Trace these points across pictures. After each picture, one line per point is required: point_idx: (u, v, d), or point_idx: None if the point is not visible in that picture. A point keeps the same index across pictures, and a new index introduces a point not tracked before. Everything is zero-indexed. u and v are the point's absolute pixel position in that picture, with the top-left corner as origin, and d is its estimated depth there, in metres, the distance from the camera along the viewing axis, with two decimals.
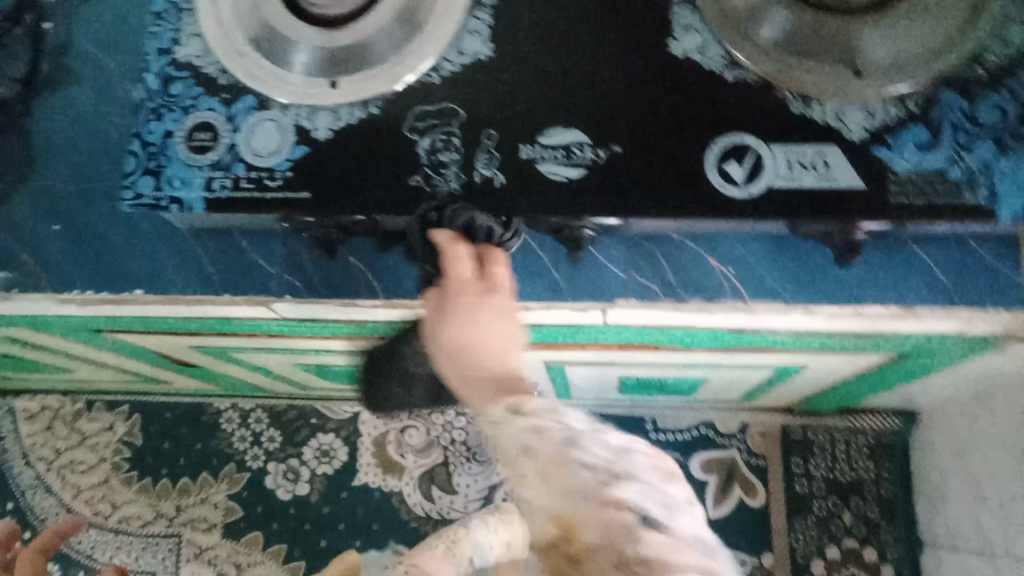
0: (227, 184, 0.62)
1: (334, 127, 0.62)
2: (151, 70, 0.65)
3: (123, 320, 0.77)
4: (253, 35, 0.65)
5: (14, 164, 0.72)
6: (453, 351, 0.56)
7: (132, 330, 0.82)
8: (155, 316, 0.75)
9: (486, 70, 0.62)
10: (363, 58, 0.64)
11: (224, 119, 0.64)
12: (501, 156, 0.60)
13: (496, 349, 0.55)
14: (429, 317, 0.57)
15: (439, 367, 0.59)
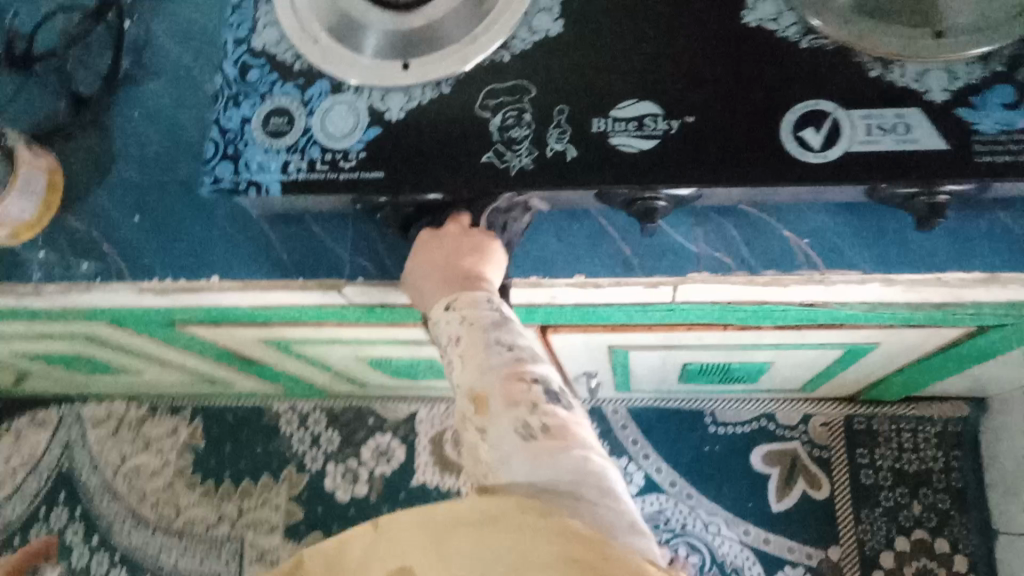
0: (302, 166, 0.63)
1: (407, 108, 0.63)
2: (229, 61, 0.67)
3: (198, 310, 0.79)
4: (330, 25, 0.67)
5: (97, 159, 0.74)
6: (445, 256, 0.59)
7: (205, 322, 0.83)
8: (228, 305, 0.77)
9: (556, 48, 0.63)
10: (435, 42, 0.65)
11: (299, 104, 0.65)
12: (573, 129, 0.60)
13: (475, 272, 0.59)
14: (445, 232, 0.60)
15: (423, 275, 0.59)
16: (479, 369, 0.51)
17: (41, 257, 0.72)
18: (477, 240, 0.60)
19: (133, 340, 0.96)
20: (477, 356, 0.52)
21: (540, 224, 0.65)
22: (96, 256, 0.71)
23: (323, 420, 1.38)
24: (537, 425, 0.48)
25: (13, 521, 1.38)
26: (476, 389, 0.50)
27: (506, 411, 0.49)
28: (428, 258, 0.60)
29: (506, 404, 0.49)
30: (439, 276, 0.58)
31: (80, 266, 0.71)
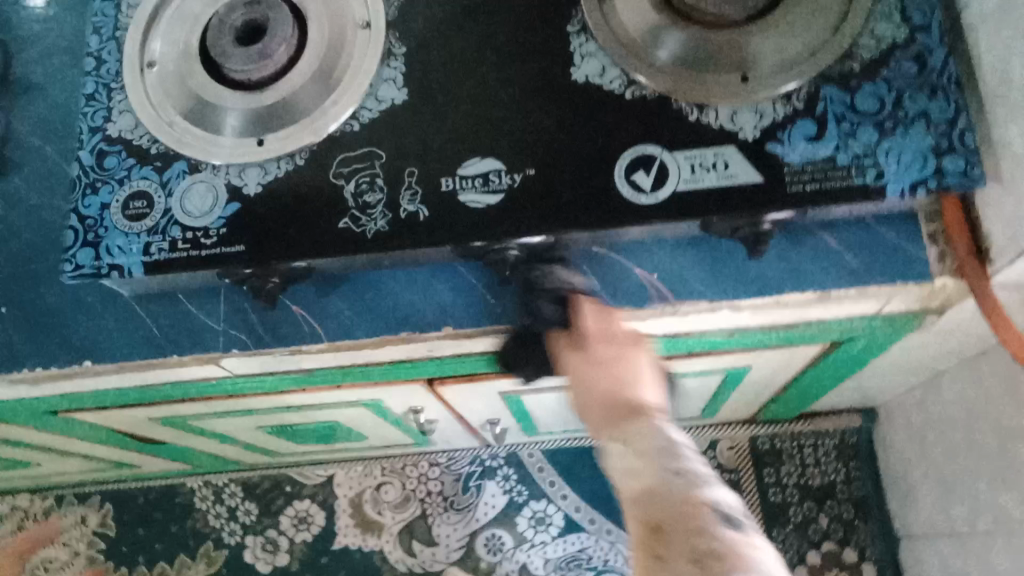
0: (163, 247, 0.64)
1: (264, 181, 0.65)
2: (86, 149, 0.68)
3: (78, 397, 0.79)
4: (180, 105, 0.69)
5: None
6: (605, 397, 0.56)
7: (89, 407, 0.83)
8: (107, 388, 0.76)
9: (404, 113, 0.66)
10: (285, 116, 0.67)
11: (157, 186, 0.66)
12: (424, 191, 0.63)
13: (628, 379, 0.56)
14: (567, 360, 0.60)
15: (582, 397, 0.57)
16: (645, 454, 0.49)
17: None
18: (610, 352, 0.58)
19: (22, 433, 0.94)
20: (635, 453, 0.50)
21: (407, 279, 0.67)
22: None
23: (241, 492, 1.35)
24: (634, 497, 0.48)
25: None
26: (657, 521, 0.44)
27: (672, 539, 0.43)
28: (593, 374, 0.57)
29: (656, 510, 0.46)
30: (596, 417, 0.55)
31: None
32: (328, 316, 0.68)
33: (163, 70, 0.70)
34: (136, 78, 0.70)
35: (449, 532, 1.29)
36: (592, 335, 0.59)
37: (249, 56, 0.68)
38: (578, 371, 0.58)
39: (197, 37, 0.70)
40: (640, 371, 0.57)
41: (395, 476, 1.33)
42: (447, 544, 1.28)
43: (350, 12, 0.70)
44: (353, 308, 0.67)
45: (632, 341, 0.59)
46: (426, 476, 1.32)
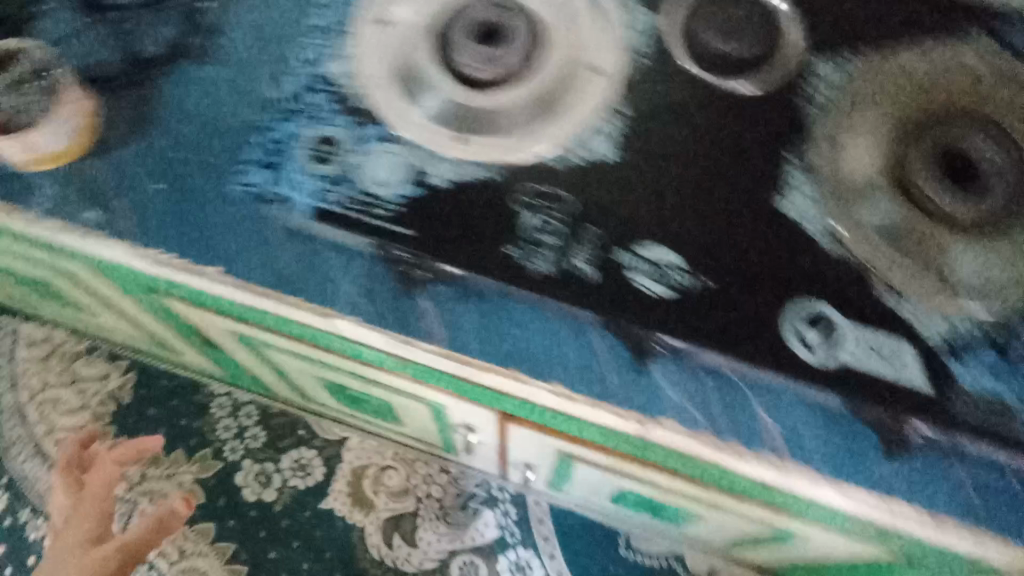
0: (337, 201, 0.64)
1: (453, 179, 0.65)
2: (295, 76, 0.68)
3: (184, 290, 0.79)
4: (396, 72, 0.68)
5: (138, 112, 0.73)
6: None
7: (187, 300, 0.84)
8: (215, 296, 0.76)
9: (606, 171, 0.65)
10: (488, 124, 0.66)
11: (351, 138, 0.66)
12: (599, 254, 0.63)
13: None
14: None
15: None
16: None
17: (53, 192, 0.72)
18: None
19: (106, 289, 0.95)
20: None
21: (553, 337, 0.62)
22: (107, 210, 0.72)
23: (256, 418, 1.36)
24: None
25: None
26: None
27: None
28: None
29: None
30: None
31: (84, 216, 0.71)
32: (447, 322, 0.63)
33: (394, 32, 0.69)
34: (367, 29, 0.69)
35: (431, 540, 1.29)
36: None
37: (481, 56, 0.66)
38: None
39: (434, 17, 0.69)
40: None
41: (403, 465, 1.33)
42: (425, 551, 1.28)
43: (589, 53, 0.68)
44: (477, 324, 0.63)
45: None
46: (432, 479, 1.32)
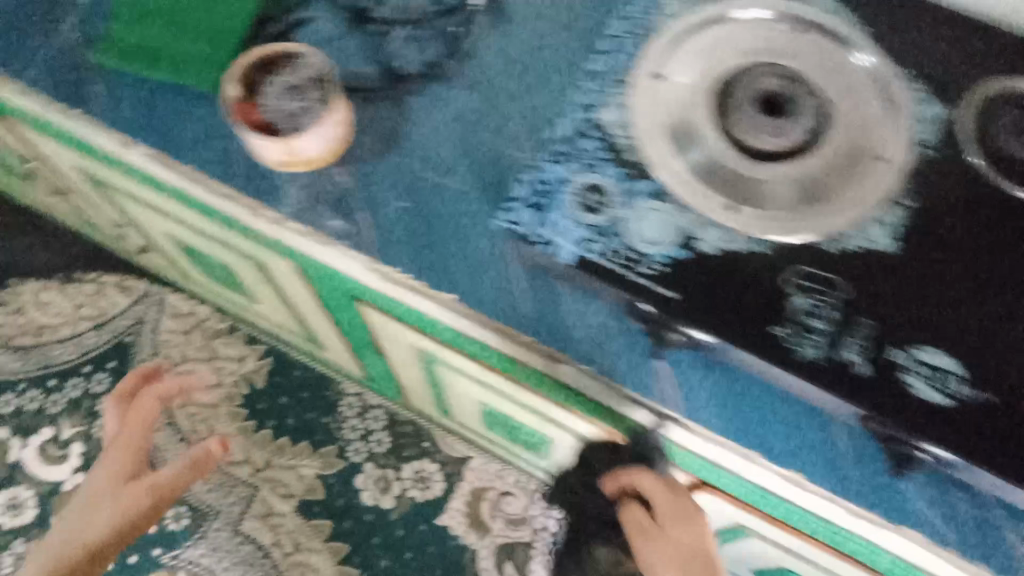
0: (601, 251, 0.62)
1: (722, 247, 0.62)
2: (568, 117, 0.67)
3: (393, 306, 0.77)
4: (672, 129, 0.66)
5: (391, 127, 0.73)
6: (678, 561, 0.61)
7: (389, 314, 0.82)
8: (427, 318, 0.73)
9: (885, 264, 0.62)
10: (770, 199, 0.64)
11: (619, 189, 0.64)
12: (872, 348, 0.59)
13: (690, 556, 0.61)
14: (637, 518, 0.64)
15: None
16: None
17: (297, 195, 0.71)
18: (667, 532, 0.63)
19: (295, 286, 0.95)
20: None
21: (777, 414, 0.64)
22: (353, 220, 0.70)
23: (382, 423, 1.36)
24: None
25: (56, 363, 1.34)
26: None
27: None
28: (694, 543, 0.62)
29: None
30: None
31: (331, 221, 0.70)
32: (685, 388, 0.65)
33: (674, 88, 0.67)
34: (645, 82, 0.68)
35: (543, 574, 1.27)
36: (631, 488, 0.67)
37: (767, 128, 0.65)
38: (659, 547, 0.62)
39: (718, 80, 0.67)
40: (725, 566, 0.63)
41: (522, 492, 1.32)
42: None
43: (877, 139, 0.65)
44: (711, 395, 0.64)
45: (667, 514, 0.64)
46: (550, 512, 1.31)
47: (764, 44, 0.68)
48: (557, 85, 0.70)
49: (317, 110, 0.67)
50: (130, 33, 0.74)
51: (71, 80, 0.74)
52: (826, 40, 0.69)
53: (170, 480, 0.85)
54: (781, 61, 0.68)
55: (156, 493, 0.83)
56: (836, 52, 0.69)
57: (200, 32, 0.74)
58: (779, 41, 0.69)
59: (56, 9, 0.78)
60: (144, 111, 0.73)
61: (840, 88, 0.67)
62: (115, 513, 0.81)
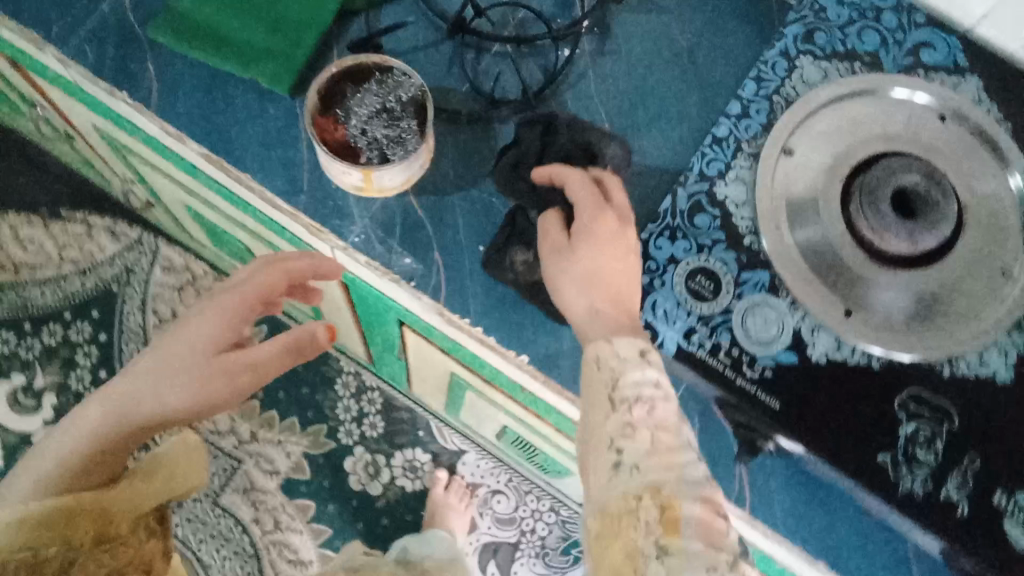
0: (706, 345, 0.57)
1: (832, 356, 0.58)
2: (685, 188, 0.60)
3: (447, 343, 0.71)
4: (791, 215, 0.61)
5: (473, 160, 0.67)
6: (590, 276, 0.55)
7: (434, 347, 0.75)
8: (491, 365, 0.68)
9: (995, 396, 0.58)
10: (886, 308, 0.60)
11: (731, 278, 0.59)
12: (974, 487, 0.56)
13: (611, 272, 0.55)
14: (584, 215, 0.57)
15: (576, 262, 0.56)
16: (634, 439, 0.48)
17: (367, 224, 0.65)
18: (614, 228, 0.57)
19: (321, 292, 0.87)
20: (664, 447, 0.47)
21: (860, 537, 0.59)
22: (424, 260, 0.64)
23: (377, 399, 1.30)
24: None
25: (34, 308, 1.22)
26: (664, 494, 0.45)
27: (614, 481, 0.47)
28: (600, 263, 0.56)
29: (703, 542, 0.43)
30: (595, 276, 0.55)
31: (401, 261, 0.64)
32: (759, 489, 0.59)
33: (800, 169, 0.62)
34: (771, 158, 0.61)
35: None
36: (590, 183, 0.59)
37: (902, 231, 0.58)
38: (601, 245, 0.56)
39: (852, 165, 0.61)
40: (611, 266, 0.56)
41: (513, 492, 1.30)
42: None
43: (1007, 254, 0.60)
44: (789, 500, 0.59)
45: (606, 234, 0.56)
46: (540, 514, 1.28)
47: (903, 130, 0.62)
48: (655, 149, 0.67)
49: (407, 140, 0.60)
50: (195, 11, 0.67)
51: (124, 55, 0.66)
52: (966, 131, 0.63)
53: (265, 364, 0.62)
54: (921, 153, 0.62)
55: (252, 376, 0.62)
56: (972, 148, 0.62)
57: (275, 20, 0.67)
58: (923, 130, 0.62)
59: None
60: (205, 103, 0.66)
61: (973, 191, 0.61)
62: (184, 395, 0.61)
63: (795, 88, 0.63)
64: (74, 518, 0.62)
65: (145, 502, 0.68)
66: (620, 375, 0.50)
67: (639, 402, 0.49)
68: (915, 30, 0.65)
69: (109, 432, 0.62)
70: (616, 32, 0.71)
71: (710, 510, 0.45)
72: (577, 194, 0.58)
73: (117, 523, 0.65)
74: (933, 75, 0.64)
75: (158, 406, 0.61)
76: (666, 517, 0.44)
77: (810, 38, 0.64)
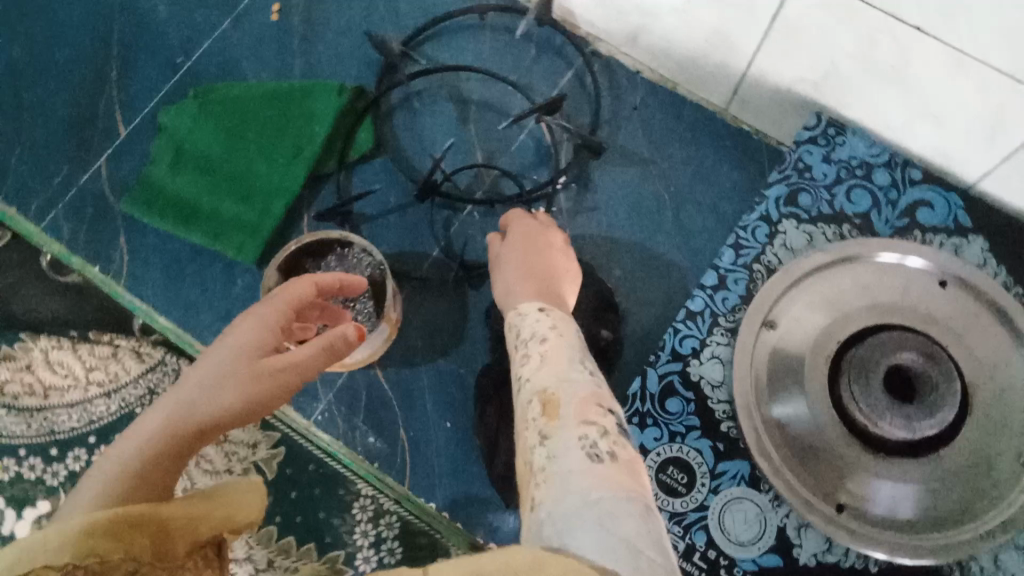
0: (678, 547, 0.53)
1: (821, 560, 0.53)
2: (656, 368, 0.57)
3: None
4: (772, 398, 0.57)
5: (444, 328, 0.64)
6: (528, 271, 0.57)
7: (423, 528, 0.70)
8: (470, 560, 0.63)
9: None
10: (889, 503, 0.54)
11: (706, 469, 0.54)
12: None
13: (546, 271, 0.57)
14: (525, 236, 0.60)
15: (515, 265, 0.58)
16: (558, 372, 0.45)
17: (332, 400, 0.63)
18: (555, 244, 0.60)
19: None
20: (555, 365, 0.46)
21: None
22: (388, 438, 0.62)
23: (398, 544, 0.63)
24: (606, 450, 0.41)
25: None
26: (548, 391, 0.44)
27: (532, 421, 0.43)
28: (533, 262, 0.57)
29: (578, 422, 0.42)
30: (531, 275, 0.56)
31: (365, 438, 0.63)
32: None
33: (785, 347, 0.57)
34: (751, 333, 0.57)
35: None
36: (535, 218, 0.62)
37: (897, 416, 0.53)
38: (540, 250, 0.58)
39: (838, 342, 0.56)
40: (548, 267, 0.58)
41: None
42: None
43: (1019, 437, 0.54)
44: None
45: (544, 244, 0.59)
46: None
47: (896, 299, 0.58)
48: (634, 315, 0.64)
49: (362, 322, 0.60)
50: (167, 181, 0.68)
51: (97, 229, 0.67)
52: (970, 299, 0.57)
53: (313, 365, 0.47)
54: (917, 325, 0.57)
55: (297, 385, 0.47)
56: (979, 320, 0.57)
57: (245, 188, 0.67)
58: (919, 298, 0.58)
59: (86, 138, 0.69)
60: (173, 273, 0.66)
61: (979, 368, 0.56)
62: (228, 398, 0.44)
63: (777, 255, 0.60)
64: (136, 534, 0.36)
65: (201, 524, 0.39)
66: (519, 325, 0.51)
67: (534, 339, 0.49)
68: (911, 187, 0.60)
69: (151, 447, 0.42)
70: (597, 184, 0.68)
71: (592, 399, 0.43)
72: (523, 228, 0.61)
73: (185, 540, 0.38)
74: (931, 237, 0.60)
75: (204, 406, 0.44)
76: (546, 407, 0.43)
77: (793, 200, 0.61)
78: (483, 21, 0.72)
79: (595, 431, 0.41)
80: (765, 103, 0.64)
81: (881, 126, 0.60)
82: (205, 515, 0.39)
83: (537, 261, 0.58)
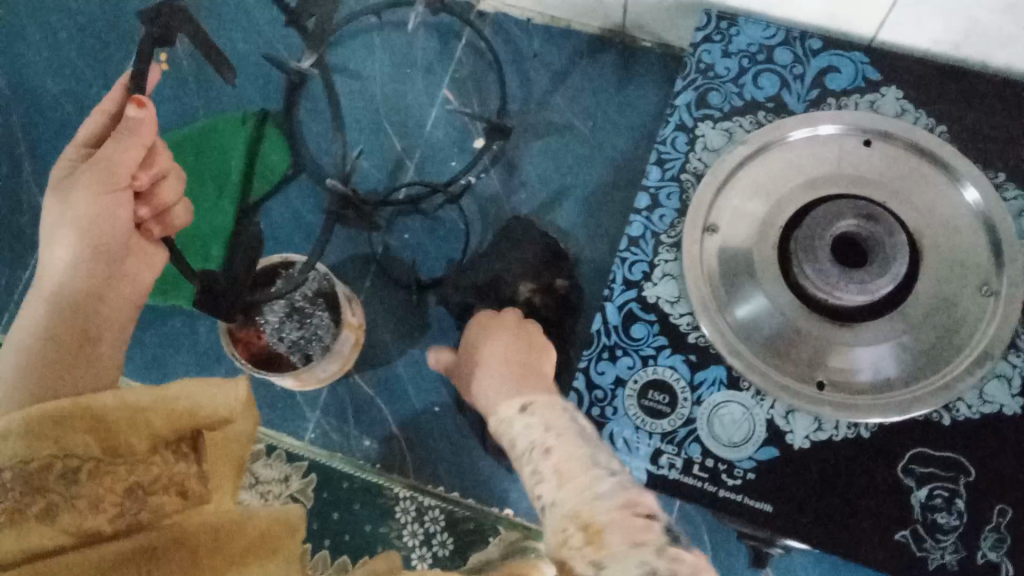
0: (677, 464, 0.54)
1: (815, 437, 0.53)
2: (614, 301, 0.57)
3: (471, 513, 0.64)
4: (734, 298, 0.57)
5: (407, 319, 0.66)
6: (494, 355, 0.55)
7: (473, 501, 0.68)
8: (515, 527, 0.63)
9: (1006, 432, 0.52)
10: (871, 367, 0.55)
11: (685, 383, 0.55)
12: (1013, 541, 0.51)
13: (509, 355, 0.55)
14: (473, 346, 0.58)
15: (483, 356, 0.56)
16: (580, 487, 0.42)
17: (320, 416, 0.65)
18: (510, 337, 0.57)
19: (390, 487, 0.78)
20: (570, 470, 0.44)
21: None
22: (384, 439, 0.64)
23: (448, 535, 0.62)
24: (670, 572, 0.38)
25: None
26: (582, 515, 0.41)
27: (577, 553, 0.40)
28: (498, 352, 0.55)
29: (628, 543, 0.39)
30: (489, 364, 0.54)
31: (361, 443, 0.64)
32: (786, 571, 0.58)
33: (730, 246, 0.58)
34: (694, 240, 0.57)
35: None
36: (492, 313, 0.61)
37: (851, 283, 0.53)
38: (507, 338, 0.56)
39: (781, 226, 0.57)
40: (501, 361, 0.54)
41: None
42: None
43: (977, 268, 0.55)
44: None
45: (509, 344, 0.56)
46: None
47: (824, 170, 0.58)
48: (584, 256, 0.66)
49: (322, 336, 0.61)
50: None
51: None
52: (896, 148, 0.58)
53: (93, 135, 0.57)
54: (850, 189, 0.57)
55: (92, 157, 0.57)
56: (909, 166, 0.57)
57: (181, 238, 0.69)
58: (844, 162, 0.58)
59: (23, 236, 0.72)
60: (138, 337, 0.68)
61: (921, 213, 0.56)
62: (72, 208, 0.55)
63: (701, 159, 0.59)
64: (74, 427, 0.40)
65: (144, 419, 0.42)
66: (511, 434, 0.48)
67: (535, 450, 0.45)
68: (814, 58, 0.60)
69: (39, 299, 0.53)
70: (516, 142, 0.68)
71: (630, 507, 0.41)
72: (480, 322, 0.60)
73: (140, 432, 0.42)
74: (845, 100, 0.59)
75: (92, 251, 0.55)
76: (588, 534, 0.40)
77: (703, 102, 0.60)
78: (379, 20, 0.71)
79: (651, 551, 0.39)
80: (657, 15, 0.64)
81: (770, 5, 0.60)
82: (155, 410, 0.43)
83: (505, 342, 0.56)
